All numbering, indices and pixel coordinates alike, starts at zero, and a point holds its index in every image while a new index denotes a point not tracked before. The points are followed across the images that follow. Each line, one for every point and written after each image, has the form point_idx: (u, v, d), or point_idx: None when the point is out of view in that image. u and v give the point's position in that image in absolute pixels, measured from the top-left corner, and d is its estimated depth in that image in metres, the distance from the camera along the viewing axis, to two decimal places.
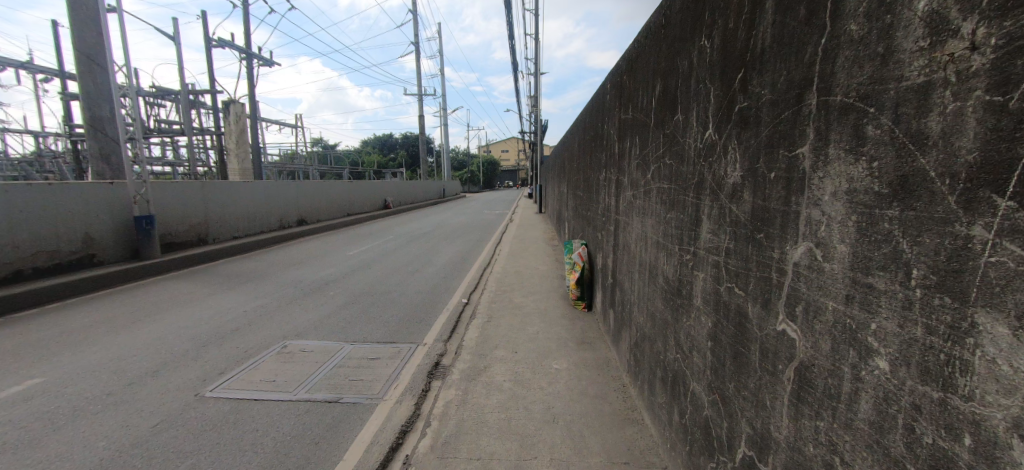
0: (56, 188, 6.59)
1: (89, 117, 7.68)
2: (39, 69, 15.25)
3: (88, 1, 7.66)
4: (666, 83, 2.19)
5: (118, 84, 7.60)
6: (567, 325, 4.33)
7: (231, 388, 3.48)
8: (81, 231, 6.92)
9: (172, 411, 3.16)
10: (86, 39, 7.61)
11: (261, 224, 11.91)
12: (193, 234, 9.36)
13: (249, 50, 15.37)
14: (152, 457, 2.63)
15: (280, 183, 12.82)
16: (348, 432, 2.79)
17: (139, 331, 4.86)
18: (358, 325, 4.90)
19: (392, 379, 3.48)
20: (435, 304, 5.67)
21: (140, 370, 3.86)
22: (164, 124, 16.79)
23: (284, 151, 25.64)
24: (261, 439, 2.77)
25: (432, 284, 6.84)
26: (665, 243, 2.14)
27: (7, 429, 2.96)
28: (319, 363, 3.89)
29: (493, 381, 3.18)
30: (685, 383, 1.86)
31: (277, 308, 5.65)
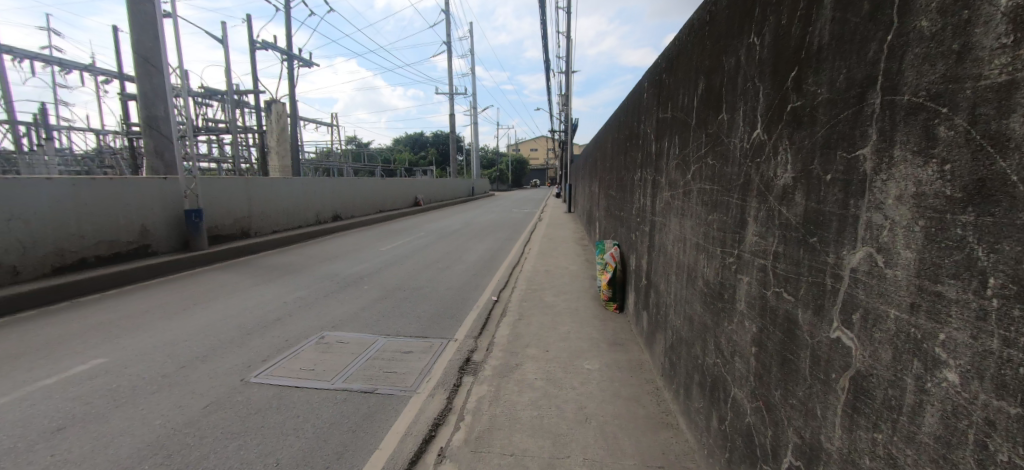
0: (116, 183, 7.11)
1: (146, 116, 8.23)
2: (102, 72, 16.43)
3: (146, 7, 8.19)
4: (710, 82, 2.14)
5: (171, 85, 8.10)
6: (598, 326, 4.29)
7: (274, 375, 3.65)
8: (139, 223, 7.44)
9: (221, 394, 3.35)
10: (144, 43, 8.15)
11: (300, 219, 12.40)
12: (237, 227, 9.86)
13: (291, 52, 16.03)
14: (204, 437, 2.79)
15: (317, 180, 13.31)
16: (383, 422, 2.87)
17: (190, 318, 5.17)
18: (391, 319, 5.02)
19: (425, 374, 3.55)
20: (466, 301, 5.75)
21: (191, 355, 4.11)
22: (211, 123, 17.74)
23: (321, 149, 26.67)
24: (302, 424, 2.90)
25: (461, 281, 6.92)
26: (705, 245, 2.10)
27: (79, 404, 3.23)
28: (354, 355, 4.02)
29: (525, 379, 3.20)
30: (726, 389, 1.82)
31: (316, 300, 5.88)
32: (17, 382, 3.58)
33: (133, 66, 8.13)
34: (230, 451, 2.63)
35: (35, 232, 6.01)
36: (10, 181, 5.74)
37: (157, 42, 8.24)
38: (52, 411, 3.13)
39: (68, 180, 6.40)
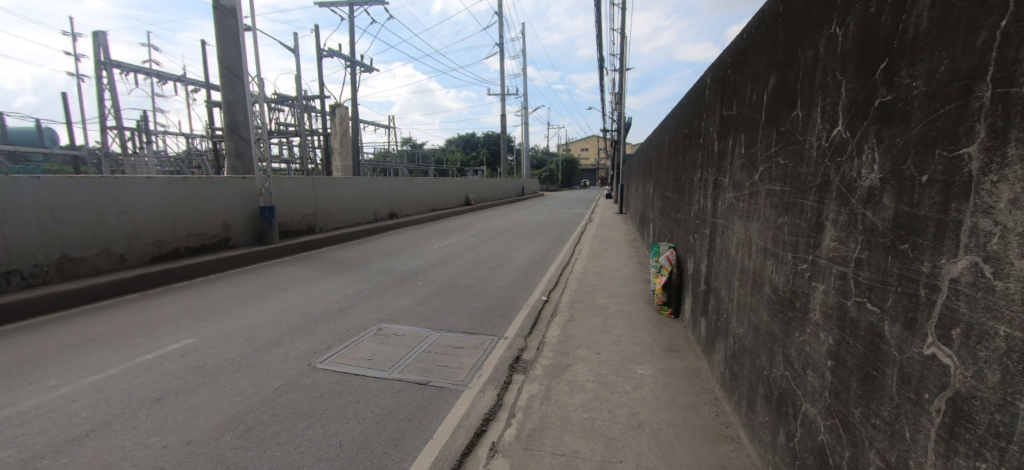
0: (204, 182, 7.90)
1: (228, 121, 9.07)
2: (192, 82, 18.28)
3: (230, 22, 9.01)
4: (783, 77, 2.02)
5: (250, 92, 8.86)
6: (652, 331, 4.16)
7: (337, 362, 3.89)
8: (221, 219, 8.24)
9: (291, 377, 3.62)
10: (228, 55, 8.98)
11: (359, 217, 13.11)
12: (304, 223, 10.60)
13: (354, 59, 16.97)
14: (276, 416, 3.03)
15: (376, 180, 14.00)
16: (437, 413, 2.98)
17: (265, 306, 5.63)
18: (444, 315, 5.18)
19: (476, 369, 3.63)
20: (516, 300, 5.79)
21: (265, 339, 4.47)
22: (282, 127, 19.18)
23: (379, 149, 28.04)
24: (362, 410, 3.07)
25: (511, 279, 6.98)
26: (774, 250, 1.98)
27: (172, 378, 3.62)
28: (409, 347, 4.19)
29: (576, 380, 3.18)
30: (796, 403, 1.71)
31: (374, 294, 6.19)
32: (124, 356, 4.08)
33: (219, 76, 8.98)
34: (299, 430, 2.84)
35: (139, 225, 6.80)
36: (120, 180, 6.53)
37: (239, 54, 9.03)
38: (151, 383, 3.54)
39: (166, 179, 7.18)
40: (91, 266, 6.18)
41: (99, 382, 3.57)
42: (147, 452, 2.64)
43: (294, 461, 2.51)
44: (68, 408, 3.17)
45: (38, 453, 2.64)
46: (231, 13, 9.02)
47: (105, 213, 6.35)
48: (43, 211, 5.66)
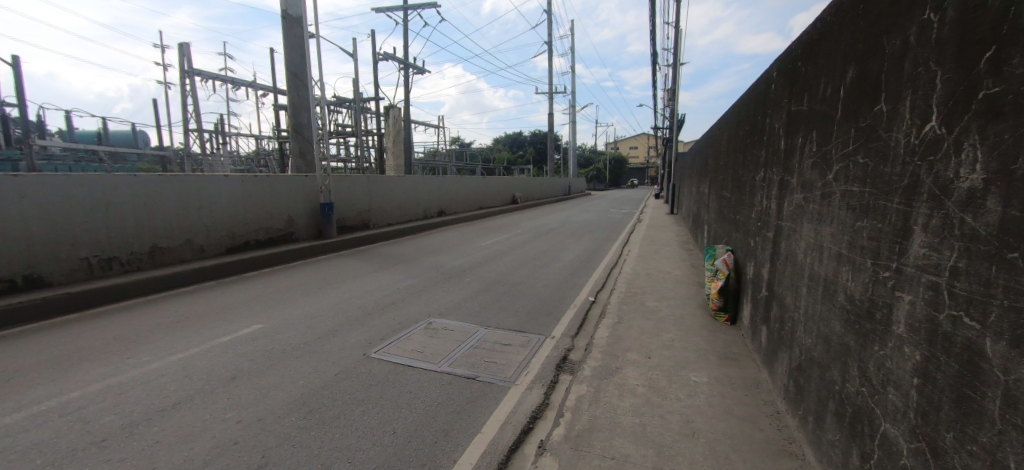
0: (273, 180, 8.53)
1: (294, 122, 9.71)
2: (261, 87, 19.72)
3: (296, 30, 9.62)
4: (865, 68, 1.86)
5: (313, 95, 9.42)
6: (707, 337, 3.99)
7: (390, 353, 4.06)
8: (286, 214, 8.87)
9: (348, 365, 3.83)
10: (294, 61, 9.60)
11: (410, 214, 13.58)
12: (359, 219, 11.13)
13: (408, 61, 17.58)
14: (334, 400, 3.21)
15: (426, 178, 14.43)
16: (485, 407, 3.03)
17: (324, 296, 5.98)
18: (491, 311, 5.24)
19: (523, 366, 3.66)
20: (563, 299, 5.76)
21: (325, 328, 4.75)
22: (341, 128, 20.25)
23: (429, 149, 28.95)
24: (413, 400, 3.18)
25: (558, 279, 6.95)
26: (851, 256, 1.84)
27: (244, 360, 3.94)
28: (458, 342, 4.30)
29: (626, 384, 3.12)
30: (873, 422, 1.58)
31: (424, 289, 6.39)
32: (204, 338, 4.49)
33: (286, 81, 9.62)
34: (355, 415, 2.99)
35: (216, 219, 7.45)
36: (200, 178, 7.17)
37: (304, 59, 9.63)
38: (226, 363, 3.87)
39: (239, 177, 7.81)
40: (176, 255, 6.85)
41: (182, 360, 3.95)
42: (222, 427, 2.89)
43: (350, 445, 2.64)
44: (157, 382, 3.53)
45: (136, 420, 2.97)
46: (297, 22, 9.64)
47: (188, 208, 7.03)
48: (137, 206, 6.33)
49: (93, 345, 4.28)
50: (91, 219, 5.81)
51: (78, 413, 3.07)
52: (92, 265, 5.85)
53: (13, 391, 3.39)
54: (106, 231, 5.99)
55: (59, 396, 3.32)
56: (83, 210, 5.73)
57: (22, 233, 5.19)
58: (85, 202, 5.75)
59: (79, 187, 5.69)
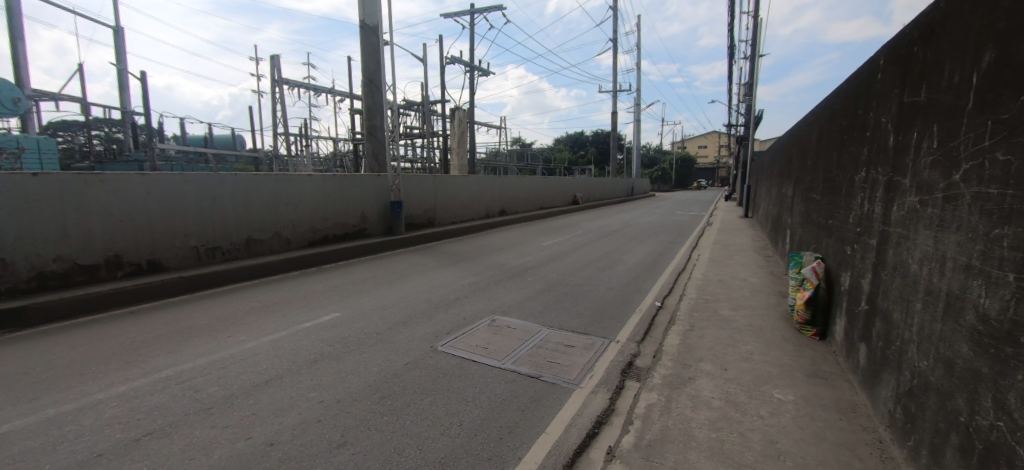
0: (349, 179, 9.14)
1: (368, 126, 10.35)
2: (339, 92, 21.24)
3: (372, 39, 10.21)
4: (1007, 50, 1.60)
5: (386, 99, 9.96)
6: (791, 352, 3.66)
7: (456, 347, 4.18)
8: (359, 212, 9.48)
9: (417, 356, 4.00)
10: (369, 68, 10.21)
11: (473, 212, 13.92)
12: (425, 217, 11.61)
13: (473, 64, 18.02)
14: (405, 389, 3.37)
15: (489, 178, 14.71)
16: (550, 407, 3.02)
17: (394, 289, 6.31)
18: (554, 312, 5.21)
19: (588, 369, 3.60)
20: (627, 303, 5.59)
21: (395, 319, 5.00)
22: (409, 129, 21.26)
23: (491, 149, 29.56)
24: (478, 394, 3.25)
25: (622, 282, 6.75)
26: (983, 268, 1.60)
27: (325, 345, 4.26)
28: (522, 340, 4.33)
29: (700, 395, 2.95)
30: (1013, 462, 1.35)
31: (486, 286, 6.52)
32: (291, 322, 4.92)
33: (362, 87, 10.26)
34: (423, 405, 3.11)
35: (300, 215, 8.14)
36: (288, 177, 7.88)
37: (378, 66, 10.20)
38: (310, 347, 4.21)
39: (321, 176, 8.48)
40: (267, 246, 7.59)
41: (273, 342, 4.35)
42: (306, 405, 3.13)
43: (419, 433, 2.75)
44: (253, 360, 3.92)
45: (236, 393, 3.33)
46: (374, 31, 10.21)
47: (277, 204, 7.74)
48: (236, 202, 7.10)
49: (201, 323, 4.85)
50: (199, 213, 6.61)
51: (190, 383, 3.49)
52: (200, 253, 6.64)
53: (141, 359, 3.94)
54: (212, 224, 6.77)
55: (174, 366, 3.80)
56: (194, 205, 6.54)
57: (148, 224, 6.02)
58: (195, 198, 6.55)
59: (191, 185, 6.50)
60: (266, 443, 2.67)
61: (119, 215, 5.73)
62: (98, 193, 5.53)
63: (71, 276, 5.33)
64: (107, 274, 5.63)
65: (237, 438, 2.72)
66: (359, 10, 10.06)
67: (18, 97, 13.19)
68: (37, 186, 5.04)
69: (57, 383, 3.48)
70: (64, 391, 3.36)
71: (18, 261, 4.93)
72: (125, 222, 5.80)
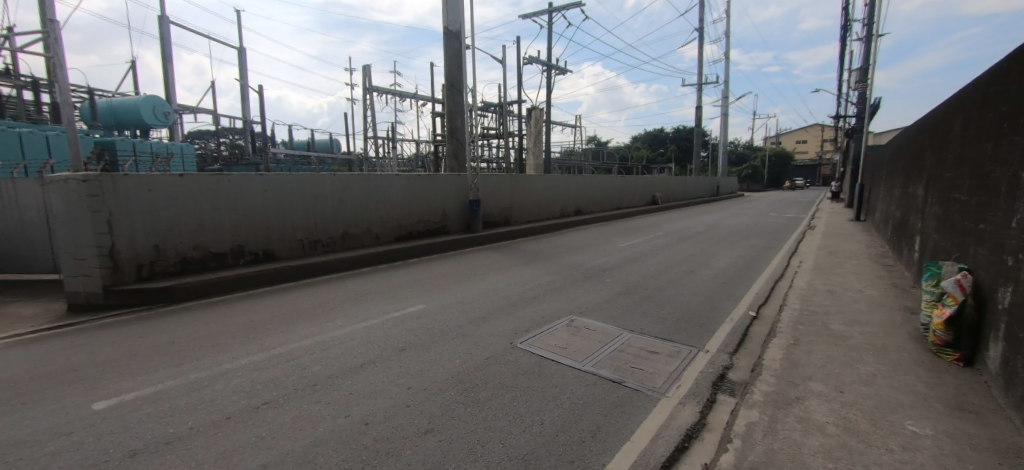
0: (431, 178, 9.62)
1: (450, 127, 10.80)
2: (423, 97, 22.51)
3: (455, 43, 10.59)
4: None
5: (466, 101, 10.28)
6: (927, 378, 3.14)
7: (534, 345, 4.19)
8: (440, 210, 9.94)
9: (498, 351, 4.07)
10: (451, 71, 10.60)
11: (548, 212, 13.90)
12: (502, 216, 11.85)
13: (551, 62, 18.04)
14: (486, 383, 3.44)
15: (565, 177, 14.59)
16: (635, 415, 2.89)
17: (474, 285, 6.51)
18: (636, 316, 5.02)
19: (675, 378, 3.39)
20: (717, 310, 5.20)
21: (475, 314, 5.15)
22: (487, 130, 21.82)
23: (566, 148, 29.43)
24: (559, 395, 3.22)
25: (711, 287, 6.30)
26: None
27: (412, 335, 4.51)
28: (602, 343, 4.21)
29: (810, 419, 2.64)
30: None
31: (564, 286, 6.47)
32: (381, 312, 5.29)
33: (445, 90, 10.68)
34: (503, 400, 3.16)
35: (388, 212, 8.73)
36: (379, 177, 8.50)
37: (460, 69, 10.57)
38: (399, 336, 4.48)
39: (407, 176, 9.03)
40: (360, 240, 8.24)
41: (367, 329, 4.71)
42: (397, 390, 3.34)
43: (502, 428, 2.79)
44: (350, 344, 4.28)
45: (338, 373, 3.65)
46: (456, 36, 10.58)
47: (369, 201, 8.37)
48: (335, 199, 7.82)
49: (307, 308, 5.41)
50: (306, 210, 7.40)
51: (299, 361, 3.89)
52: (305, 245, 7.40)
53: (260, 337, 4.49)
54: (315, 220, 7.52)
55: (285, 345, 4.27)
56: (300, 202, 7.31)
57: (265, 218, 6.86)
58: (302, 195, 7.32)
59: (298, 183, 7.28)
60: (363, 422, 2.88)
61: (243, 210, 6.60)
62: (228, 191, 6.42)
63: (207, 262, 6.23)
64: (233, 261, 6.50)
65: (338, 415, 2.97)
66: (443, 17, 10.50)
67: (167, 111, 15.68)
68: (183, 185, 5.95)
69: (198, 353, 4.07)
70: (203, 360, 3.93)
71: (169, 248, 5.86)
72: (247, 216, 6.65)
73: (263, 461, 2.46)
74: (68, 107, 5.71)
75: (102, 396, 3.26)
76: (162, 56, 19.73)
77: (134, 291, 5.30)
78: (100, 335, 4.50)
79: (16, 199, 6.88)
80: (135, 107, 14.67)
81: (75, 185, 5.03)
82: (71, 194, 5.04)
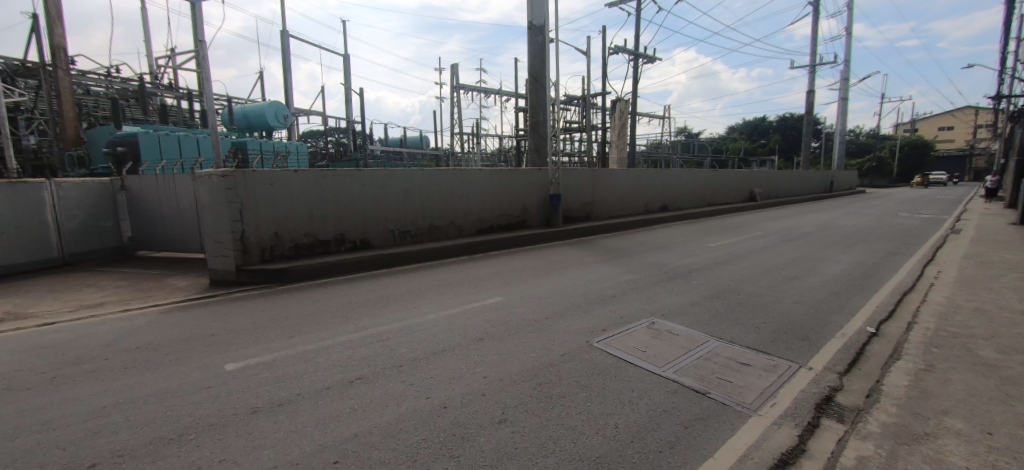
0: (512, 172, 9.76)
1: (532, 122, 10.83)
2: (507, 92, 22.92)
3: (539, 37, 10.57)
4: None
5: (550, 94, 10.22)
6: None
7: (612, 345, 4.07)
8: (520, 204, 10.06)
9: (574, 349, 4.02)
10: (535, 66, 10.60)
11: (632, 207, 13.38)
12: (582, 211, 11.65)
13: (638, 51, 17.26)
14: (560, 379, 3.42)
15: (650, 171, 13.91)
16: (720, 430, 2.67)
17: (551, 280, 6.50)
18: (727, 322, 4.63)
19: (771, 394, 3.07)
20: (826, 322, 4.60)
21: (552, 309, 5.15)
22: (569, 123, 21.55)
23: (653, 141, 28.04)
24: (637, 399, 3.09)
25: (818, 296, 5.60)
26: None
27: (490, 326, 4.63)
28: (686, 349, 3.96)
29: (942, 460, 2.23)
30: None
31: (645, 286, 6.18)
32: (462, 301, 5.51)
33: (528, 84, 10.71)
34: (577, 398, 3.12)
35: (471, 205, 9.05)
36: (463, 172, 8.83)
37: (543, 63, 10.53)
38: (478, 326, 4.63)
39: (490, 171, 9.27)
40: (445, 232, 8.65)
41: (448, 317, 4.94)
42: (473, 378, 3.45)
43: (574, 426, 2.75)
44: (432, 330, 4.53)
45: (421, 357, 3.87)
46: (541, 30, 10.53)
47: (453, 195, 8.74)
48: (423, 193, 8.29)
49: (396, 294, 5.82)
50: (398, 202, 7.95)
51: (387, 342, 4.21)
52: (396, 235, 7.94)
53: (356, 318, 4.93)
54: (406, 212, 8.05)
55: (376, 327, 4.64)
56: (392, 196, 7.86)
57: (362, 210, 7.49)
58: (394, 189, 7.87)
59: (391, 178, 7.82)
60: (441, 406, 3.02)
61: (344, 202, 7.27)
62: (333, 185, 7.12)
63: (315, 247, 6.98)
64: (335, 248, 7.21)
65: (419, 396, 3.15)
66: (529, 12, 10.53)
67: (286, 114, 17.72)
68: (298, 180, 6.73)
69: (305, 329, 4.60)
70: (309, 335, 4.43)
71: (285, 235, 6.67)
72: (349, 208, 7.33)
73: (354, 430, 2.70)
74: (212, 112, 6.74)
75: (232, 359, 3.83)
76: (284, 65, 22.45)
77: (257, 271, 6.13)
78: (231, 307, 5.28)
79: (175, 191, 8.32)
80: (260, 112, 16.85)
81: (217, 180, 5.94)
82: (214, 188, 5.97)
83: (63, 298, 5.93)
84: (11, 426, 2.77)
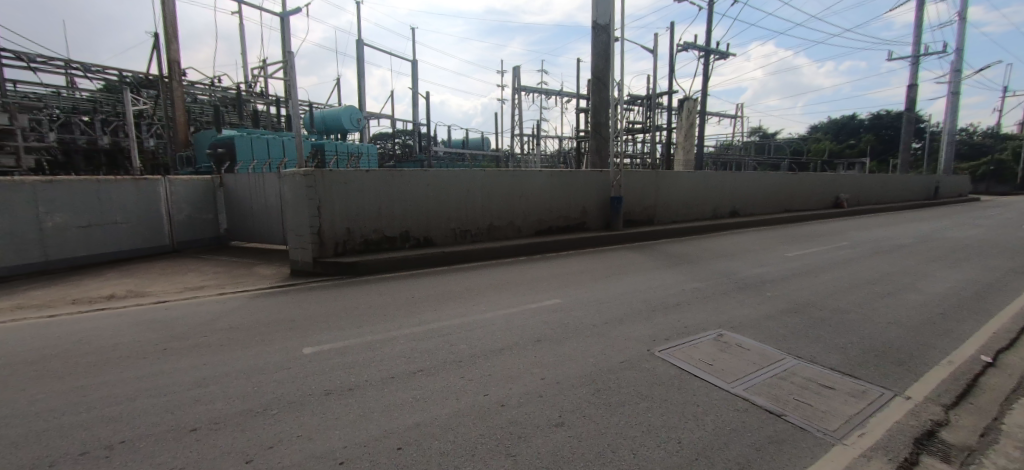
0: (572, 174, 9.68)
1: (594, 122, 10.67)
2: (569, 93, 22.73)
3: (604, 37, 10.38)
4: None
5: (613, 94, 10.00)
6: None
7: (675, 356, 3.91)
8: (579, 206, 9.95)
9: (634, 356, 3.91)
10: (598, 66, 10.43)
11: (698, 211, 12.74)
12: (644, 214, 11.28)
13: (710, 47, 16.35)
14: (619, 387, 3.34)
15: (719, 173, 13.14)
16: (797, 456, 2.47)
17: (611, 285, 6.37)
18: (806, 340, 4.26)
19: (858, 423, 2.79)
20: (927, 347, 4.08)
21: (611, 315, 5.04)
22: (632, 124, 20.94)
23: (724, 142, 26.44)
24: (702, 415, 2.94)
25: (918, 316, 4.98)
26: None
27: (548, 328, 4.63)
28: (758, 365, 3.70)
29: None
30: None
31: (712, 295, 5.86)
32: (519, 302, 5.56)
33: (591, 85, 10.56)
34: (636, 408, 3.03)
35: (530, 206, 9.10)
36: (523, 173, 8.90)
37: (607, 63, 10.33)
38: (535, 327, 4.65)
39: (550, 172, 9.26)
40: (504, 232, 8.78)
41: (507, 316, 5.02)
42: (530, 379, 3.48)
43: (633, 437, 2.68)
44: (491, 328, 4.62)
45: (480, 354, 3.97)
46: (605, 29, 10.33)
47: (513, 196, 8.84)
48: (484, 194, 8.47)
49: (457, 291, 6.01)
50: (460, 202, 8.19)
51: (448, 338, 4.35)
52: (456, 234, 8.20)
53: (419, 313, 5.15)
54: (467, 211, 8.28)
55: (438, 322, 4.82)
56: (454, 195, 8.12)
57: (426, 209, 7.81)
58: (457, 190, 8.13)
59: (454, 179, 8.08)
60: (498, 403, 3.08)
61: (410, 201, 7.63)
62: (400, 184, 7.50)
63: (382, 243, 7.39)
64: (401, 244, 7.58)
65: (477, 392, 3.23)
66: (593, 11, 10.38)
67: (360, 118, 18.89)
68: (369, 180, 7.17)
69: (373, 320, 4.88)
70: (377, 326, 4.70)
71: (357, 230, 7.13)
72: (414, 207, 7.68)
73: (415, 420, 2.83)
74: (297, 116, 7.36)
75: (310, 344, 4.17)
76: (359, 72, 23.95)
77: (332, 264, 6.61)
78: (309, 296, 5.74)
79: (264, 188, 9.20)
80: (337, 116, 18.12)
81: (299, 179, 6.49)
82: (297, 186, 6.53)
83: (173, 280, 6.79)
84: (132, 388, 3.22)
